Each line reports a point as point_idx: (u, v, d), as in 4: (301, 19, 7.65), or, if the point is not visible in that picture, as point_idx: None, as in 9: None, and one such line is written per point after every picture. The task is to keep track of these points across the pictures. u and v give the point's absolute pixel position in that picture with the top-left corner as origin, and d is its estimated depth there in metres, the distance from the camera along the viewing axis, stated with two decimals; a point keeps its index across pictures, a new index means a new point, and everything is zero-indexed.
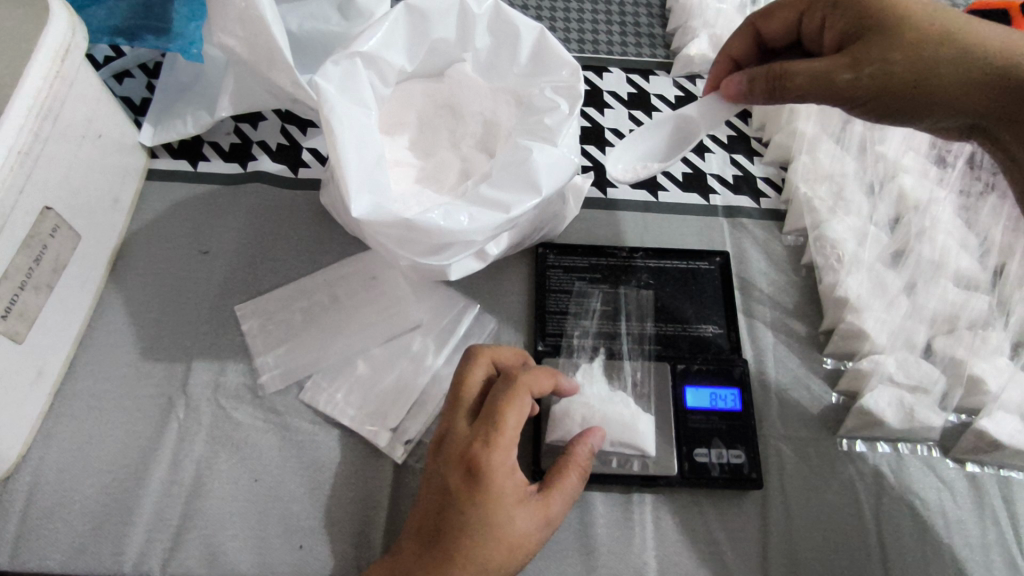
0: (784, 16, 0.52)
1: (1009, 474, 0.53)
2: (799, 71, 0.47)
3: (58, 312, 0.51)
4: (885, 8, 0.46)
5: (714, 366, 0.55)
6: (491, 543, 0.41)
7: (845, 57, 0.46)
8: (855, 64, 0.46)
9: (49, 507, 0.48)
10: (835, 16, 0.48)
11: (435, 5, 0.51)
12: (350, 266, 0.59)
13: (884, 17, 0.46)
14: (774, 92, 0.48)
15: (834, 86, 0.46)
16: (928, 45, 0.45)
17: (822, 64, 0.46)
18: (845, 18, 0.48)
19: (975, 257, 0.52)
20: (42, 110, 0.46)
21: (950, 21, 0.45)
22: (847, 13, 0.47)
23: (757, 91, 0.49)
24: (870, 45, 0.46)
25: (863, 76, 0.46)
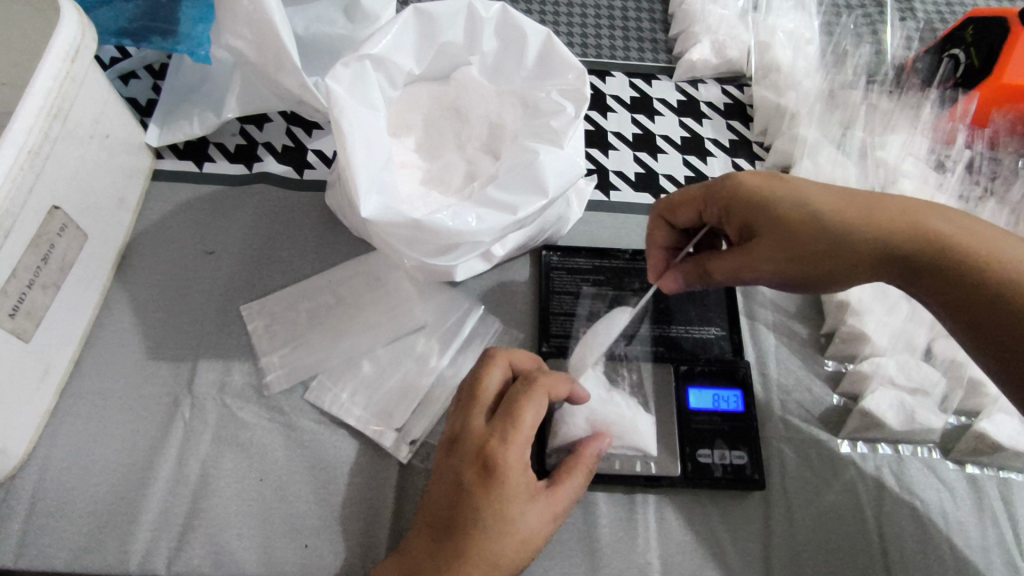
0: (685, 207, 0.50)
1: (1008, 475, 0.53)
2: (722, 273, 0.48)
3: (65, 311, 0.51)
4: (776, 213, 0.45)
5: (717, 368, 0.55)
6: (502, 538, 0.42)
7: (756, 266, 0.46)
8: (773, 272, 0.46)
9: (54, 506, 0.48)
10: (734, 217, 0.47)
11: (444, 8, 0.51)
12: (355, 267, 0.59)
13: (778, 221, 0.45)
14: (705, 281, 0.50)
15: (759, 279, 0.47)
16: (826, 250, 0.44)
17: (737, 267, 0.47)
18: (745, 219, 0.47)
19: None
20: (53, 110, 0.46)
21: (841, 208, 0.43)
22: (745, 214, 0.46)
23: (695, 282, 0.50)
24: (775, 254, 0.45)
25: (782, 274, 0.46)
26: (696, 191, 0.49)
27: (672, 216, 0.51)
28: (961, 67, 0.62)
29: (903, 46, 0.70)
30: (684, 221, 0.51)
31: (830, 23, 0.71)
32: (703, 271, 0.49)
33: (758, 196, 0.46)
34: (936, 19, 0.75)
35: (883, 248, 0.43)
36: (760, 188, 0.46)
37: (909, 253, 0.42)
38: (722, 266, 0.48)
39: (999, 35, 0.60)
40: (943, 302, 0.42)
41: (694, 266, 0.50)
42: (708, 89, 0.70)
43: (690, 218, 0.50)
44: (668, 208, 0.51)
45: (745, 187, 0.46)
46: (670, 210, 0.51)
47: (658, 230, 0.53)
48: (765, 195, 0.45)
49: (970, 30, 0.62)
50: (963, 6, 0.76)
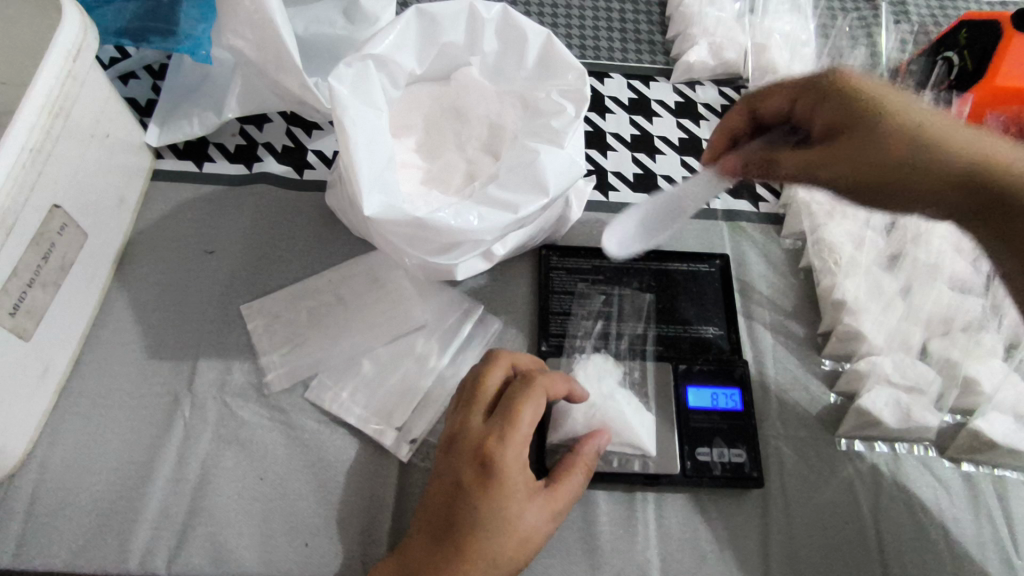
0: (779, 92, 0.50)
1: (1003, 473, 0.54)
2: (785, 163, 0.48)
3: (65, 310, 0.51)
4: (857, 111, 0.45)
5: (715, 367, 0.56)
6: (501, 536, 0.42)
7: (822, 162, 0.46)
8: (834, 172, 0.45)
9: (54, 504, 0.48)
10: (818, 112, 0.47)
11: (445, 9, 0.52)
12: (356, 267, 0.59)
13: (857, 121, 0.44)
14: (765, 172, 0.49)
15: (818, 180, 0.46)
16: (892, 151, 0.42)
17: (802, 159, 0.47)
18: (827, 113, 0.46)
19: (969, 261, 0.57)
20: (55, 109, 0.46)
21: (928, 119, 0.43)
22: (829, 109, 0.46)
23: (756, 172, 0.50)
24: (843, 148, 0.45)
25: (841, 176, 0.45)
26: (798, 82, 0.49)
27: (757, 104, 0.51)
28: (954, 70, 0.63)
29: (898, 48, 0.70)
30: (770, 111, 0.51)
31: (826, 25, 0.74)
32: (769, 161, 0.49)
33: (849, 90, 0.46)
34: (929, 22, 0.76)
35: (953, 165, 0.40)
36: (866, 87, 0.45)
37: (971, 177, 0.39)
38: (787, 156, 0.48)
39: (991, 39, 0.61)
40: (1003, 242, 0.38)
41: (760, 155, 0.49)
42: (705, 91, 0.71)
43: (779, 108, 0.50)
44: (760, 92, 0.51)
45: (843, 82, 0.46)
46: (759, 98, 0.51)
47: (740, 114, 0.53)
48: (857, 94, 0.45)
49: (963, 34, 0.63)
50: (957, 9, 0.77)
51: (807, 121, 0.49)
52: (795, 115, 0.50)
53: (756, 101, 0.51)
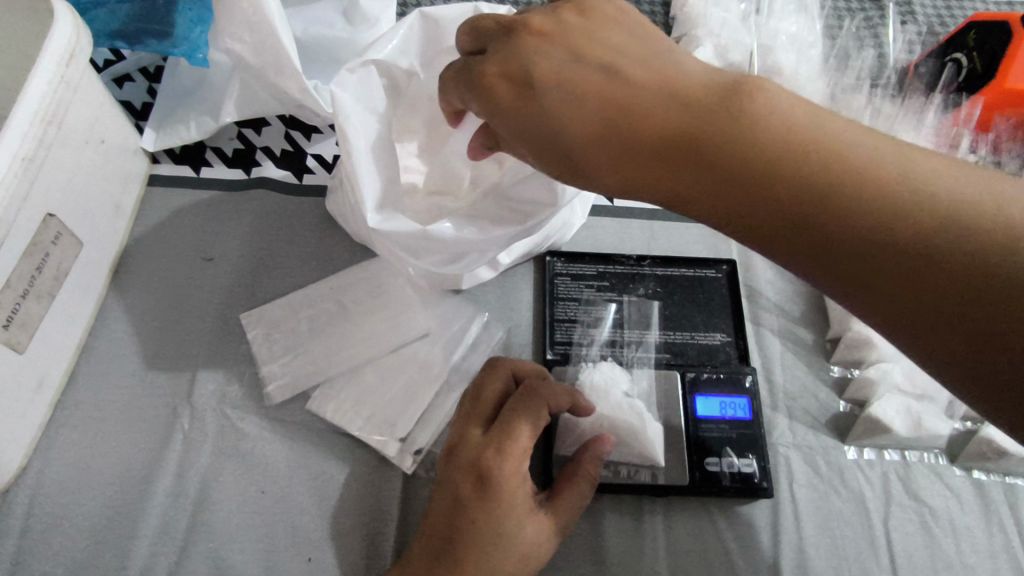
0: (558, 100, 0.36)
1: (1014, 481, 0.53)
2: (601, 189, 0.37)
3: (60, 320, 0.50)
4: (673, 134, 0.34)
5: (724, 374, 0.55)
6: (502, 551, 0.41)
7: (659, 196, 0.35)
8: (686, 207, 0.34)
9: (50, 520, 0.47)
10: (659, 119, 0.34)
11: (449, 12, 0.50)
12: (357, 274, 0.58)
13: (695, 161, 0.33)
14: (579, 180, 0.37)
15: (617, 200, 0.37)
16: (744, 184, 0.32)
17: (622, 180, 0.36)
18: (598, 121, 0.35)
19: None
20: (48, 116, 0.45)
21: (863, 143, 0.31)
22: (615, 122, 0.35)
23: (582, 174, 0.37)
24: (648, 170, 0.35)
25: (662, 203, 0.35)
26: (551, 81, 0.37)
27: (527, 112, 0.37)
28: (963, 71, 0.62)
29: (905, 50, 0.71)
30: (520, 130, 0.38)
31: (832, 26, 0.74)
32: (579, 166, 0.36)
33: (635, 112, 0.35)
34: (936, 22, 0.75)
35: (784, 206, 0.31)
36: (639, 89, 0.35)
37: (811, 219, 0.30)
38: (572, 174, 0.37)
39: (999, 42, 0.59)
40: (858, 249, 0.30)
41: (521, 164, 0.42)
42: None
43: (537, 101, 0.37)
44: (521, 93, 0.37)
45: (657, 87, 0.35)
46: (486, 79, 0.39)
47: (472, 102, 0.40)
48: (655, 117, 0.34)
49: (972, 34, 0.62)
50: (963, 9, 0.76)
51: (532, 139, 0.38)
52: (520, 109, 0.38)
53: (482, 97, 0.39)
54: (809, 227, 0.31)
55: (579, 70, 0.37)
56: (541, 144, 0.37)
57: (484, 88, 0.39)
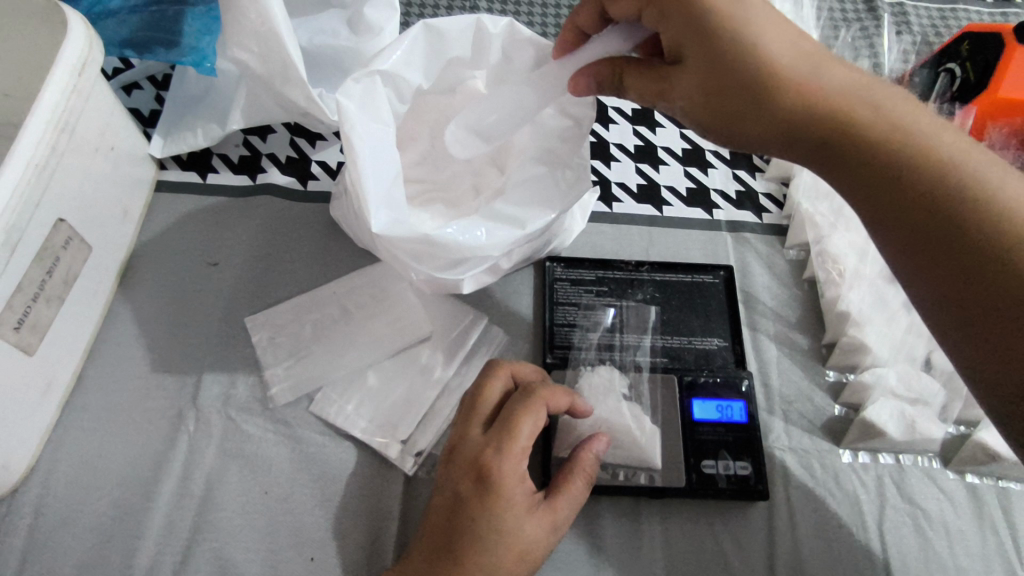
0: (764, 29, 0.41)
1: (1007, 485, 0.54)
2: (755, 119, 0.42)
3: (68, 324, 0.51)
4: (838, 96, 0.41)
5: (721, 379, 0.56)
6: (502, 549, 0.42)
7: (801, 138, 0.41)
8: (820, 151, 0.42)
9: (58, 519, 0.48)
10: (833, 81, 0.41)
11: (455, 26, 0.52)
12: (360, 278, 0.59)
13: (848, 122, 0.40)
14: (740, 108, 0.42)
15: (753, 138, 0.43)
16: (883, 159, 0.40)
17: (788, 114, 0.41)
18: (790, 59, 0.41)
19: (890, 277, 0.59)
20: (59, 124, 0.46)
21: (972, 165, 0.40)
22: (803, 67, 0.41)
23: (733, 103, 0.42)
24: (814, 117, 0.41)
25: (796, 149, 0.42)
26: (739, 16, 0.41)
27: (716, 32, 0.41)
28: (956, 81, 0.63)
29: (900, 59, 0.72)
30: (694, 49, 0.42)
31: (829, 36, 0.75)
32: (754, 94, 0.41)
33: (822, 71, 0.41)
34: (931, 33, 0.76)
35: (903, 177, 0.40)
36: (819, 58, 0.42)
37: (918, 188, 0.39)
38: (735, 99, 0.42)
39: (992, 51, 0.61)
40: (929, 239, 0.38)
41: (649, 99, 0.46)
42: None
43: (737, 26, 0.41)
44: (727, 8, 0.41)
45: (842, 66, 0.42)
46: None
47: (651, 16, 0.43)
48: (833, 76, 0.41)
49: (965, 45, 0.64)
50: (958, 19, 0.77)
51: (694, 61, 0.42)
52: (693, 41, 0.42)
53: (654, 22, 0.43)
54: (909, 198, 0.39)
55: (784, 21, 0.41)
56: (715, 67, 0.41)
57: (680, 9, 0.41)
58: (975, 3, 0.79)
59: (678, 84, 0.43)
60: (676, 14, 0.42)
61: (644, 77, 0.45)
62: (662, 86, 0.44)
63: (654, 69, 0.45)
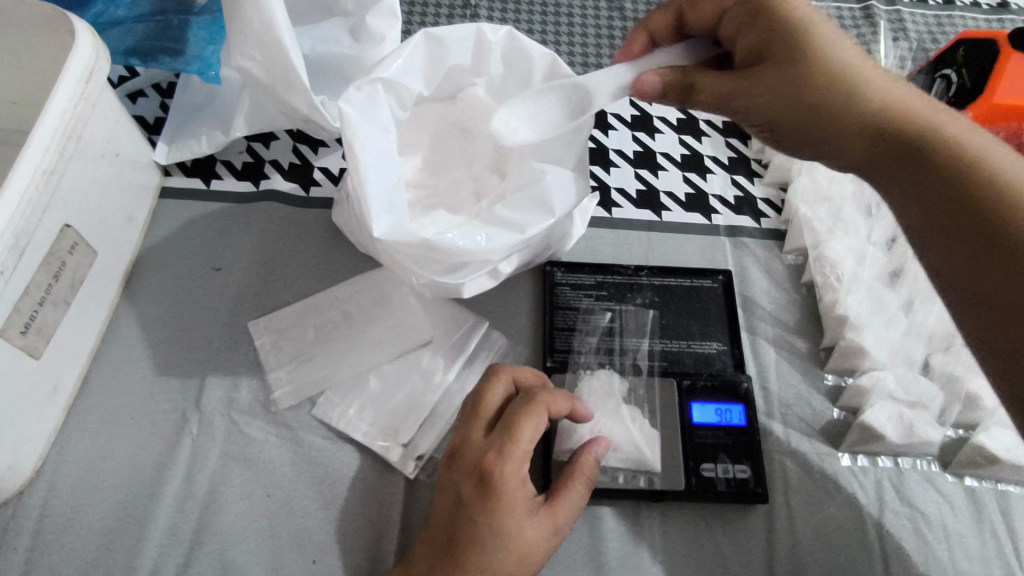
0: (838, 39, 0.45)
1: (1006, 488, 0.54)
2: (829, 118, 0.44)
3: (74, 328, 0.51)
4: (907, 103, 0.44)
5: (719, 382, 0.56)
6: (502, 551, 0.42)
7: (872, 134, 0.44)
8: (890, 149, 0.44)
9: (62, 522, 0.49)
10: (900, 91, 0.45)
11: (453, 33, 0.52)
12: (362, 283, 0.59)
13: (914, 130, 0.44)
14: (818, 107, 0.44)
15: (827, 133, 0.45)
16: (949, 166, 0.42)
17: (860, 113, 0.44)
18: (862, 68, 0.45)
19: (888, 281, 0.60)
20: (68, 130, 0.47)
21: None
22: (873, 76, 0.45)
23: (808, 104, 0.44)
24: (883, 123, 0.44)
25: (866, 145, 0.45)
26: (818, 25, 0.45)
27: (798, 34, 0.44)
28: (952, 87, 0.64)
29: (897, 65, 0.72)
30: (778, 48, 0.44)
31: None
32: (830, 95, 0.44)
33: (889, 88, 0.45)
34: (927, 39, 0.77)
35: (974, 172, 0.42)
36: (885, 79, 0.46)
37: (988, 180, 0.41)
38: (816, 95, 0.44)
39: (989, 59, 0.62)
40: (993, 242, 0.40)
41: (720, 98, 0.46)
42: None
43: (819, 34, 0.44)
44: (806, 17, 0.45)
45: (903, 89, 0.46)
46: (777, 2, 0.45)
47: (734, 22, 0.46)
48: (898, 87, 0.45)
49: (961, 52, 0.65)
50: (954, 26, 0.78)
51: (775, 59, 0.44)
52: (774, 44, 0.45)
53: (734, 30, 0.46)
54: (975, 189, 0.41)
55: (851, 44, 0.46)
56: (797, 67, 0.44)
57: (766, 14, 0.45)
58: (971, 10, 0.79)
59: (760, 80, 0.45)
60: (761, 18, 0.45)
61: (720, 77, 0.46)
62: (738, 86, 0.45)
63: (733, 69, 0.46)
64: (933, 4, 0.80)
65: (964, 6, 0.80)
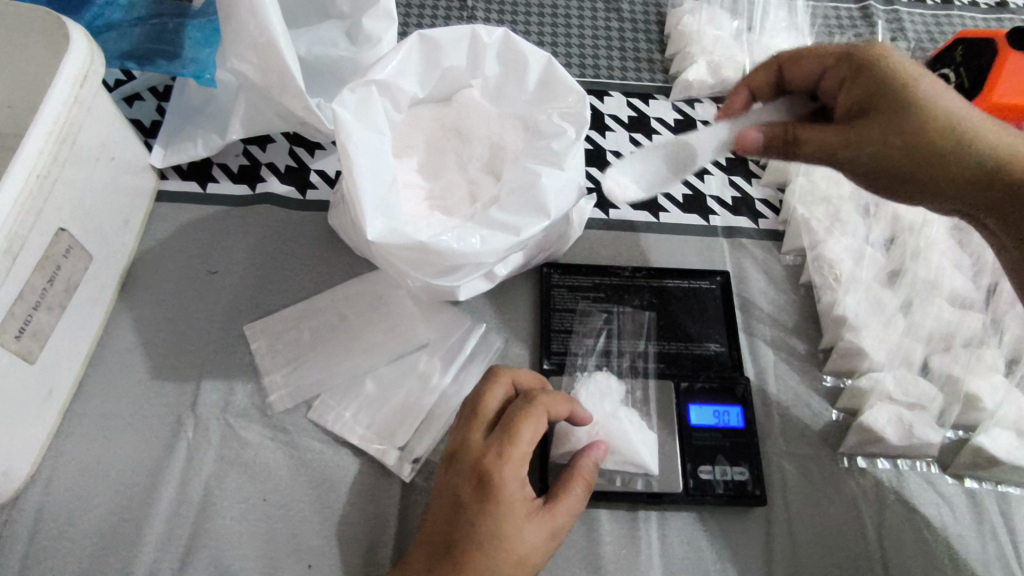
0: (941, 89, 0.45)
1: (1006, 489, 0.54)
2: (937, 163, 0.44)
3: (69, 332, 0.51)
4: (1021, 148, 0.43)
5: (717, 384, 0.56)
6: (500, 555, 0.42)
7: (987, 180, 0.43)
8: (1005, 194, 0.43)
9: (58, 526, 0.48)
10: (1010, 136, 0.44)
11: (449, 36, 0.53)
12: (358, 286, 0.59)
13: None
14: (925, 156, 0.44)
15: (939, 177, 0.44)
16: None
17: (972, 158, 0.43)
18: (969, 116, 0.45)
19: (887, 282, 0.59)
20: (61, 133, 0.47)
21: None
22: (982, 124, 0.44)
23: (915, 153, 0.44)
24: (990, 169, 0.43)
25: (977, 190, 0.44)
26: (919, 77, 0.45)
27: (901, 85, 0.45)
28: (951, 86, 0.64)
29: None
30: (882, 100, 0.45)
31: (824, 42, 0.75)
32: (936, 143, 0.44)
33: (1001, 134, 0.44)
34: (925, 38, 0.77)
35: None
36: (994, 126, 0.45)
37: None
38: (929, 141, 0.44)
39: (986, 58, 0.62)
40: None
41: (827, 149, 0.45)
42: (704, 108, 0.71)
43: (922, 86, 0.45)
44: (909, 71, 0.46)
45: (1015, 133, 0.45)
46: (879, 59, 0.47)
47: (836, 75, 0.48)
48: (1009, 134, 0.44)
49: (959, 51, 0.65)
50: (952, 25, 0.78)
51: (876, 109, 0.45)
52: (875, 95, 0.45)
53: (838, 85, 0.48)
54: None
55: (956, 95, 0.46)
56: (903, 116, 0.44)
57: (864, 70, 0.47)
58: (970, 9, 0.79)
59: (868, 128, 0.45)
60: (863, 73, 0.46)
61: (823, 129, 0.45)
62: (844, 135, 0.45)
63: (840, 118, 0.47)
64: (932, 4, 0.79)
65: (963, 5, 0.80)
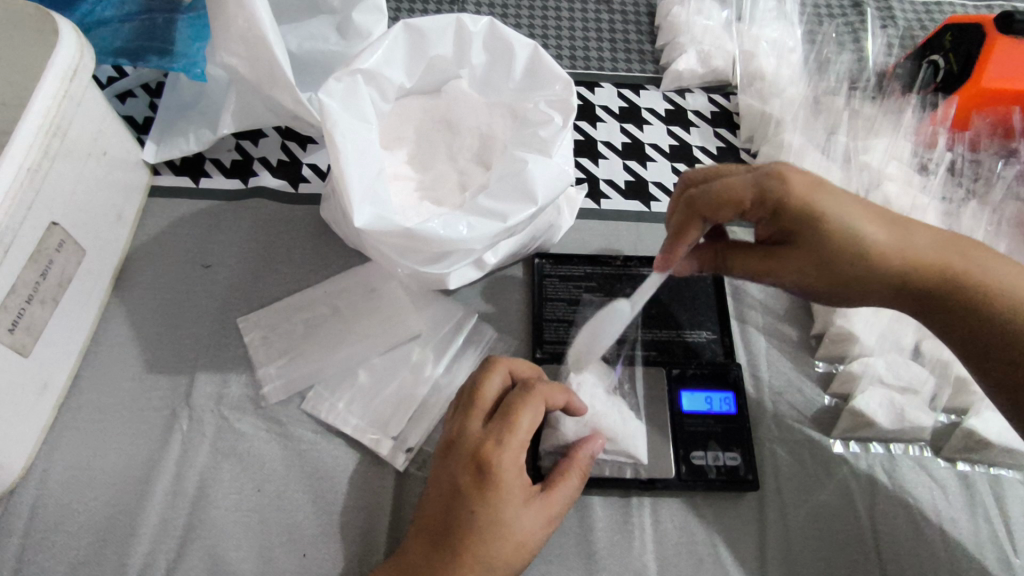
0: (853, 210, 0.45)
1: (998, 472, 0.54)
2: (856, 286, 0.46)
3: (63, 326, 0.52)
4: (930, 255, 0.45)
5: (709, 371, 0.56)
6: (498, 541, 0.42)
7: (903, 289, 0.45)
8: (918, 299, 0.46)
9: (53, 519, 0.49)
10: (922, 243, 0.45)
11: (433, 24, 0.54)
12: (350, 278, 0.60)
13: (941, 283, 0.45)
14: (842, 283, 0.46)
15: (860, 293, 0.47)
16: (970, 319, 0.44)
17: (887, 274, 0.45)
18: (883, 235, 0.45)
19: None
20: (52, 128, 0.47)
21: None
22: (893, 236, 0.45)
23: (829, 282, 0.47)
24: (906, 284, 0.45)
25: (896, 297, 0.46)
26: (829, 209, 0.44)
27: (814, 222, 0.44)
28: (940, 72, 0.64)
29: (885, 52, 0.72)
30: (798, 236, 0.45)
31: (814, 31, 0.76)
32: (852, 273, 0.45)
33: (914, 243, 0.45)
34: (916, 27, 0.77)
35: (987, 312, 0.44)
36: (907, 228, 0.45)
37: (1005, 320, 0.43)
38: (844, 269, 0.45)
39: (975, 42, 0.62)
40: (996, 382, 0.45)
41: (754, 274, 0.49)
42: (695, 98, 0.72)
43: (836, 219, 0.44)
44: (822, 204, 0.44)
45: (928, 232, 0.45)
46: (791, 193, 0.44)
47: (755, 214, 0.46)
48: (922, 238, 0.45)
49: (948, 37, 0.64)
50: (943, 12, 0.78)
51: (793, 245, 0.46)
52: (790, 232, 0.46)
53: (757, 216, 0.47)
54: (993, 325, 0.44)
55: (868, 207, 0.45)
56: (821, 254, 0.45)
57: (778, 208, 0.45)
58: None
59: (789, 261, 0.47)
60: (778, 211, 0.45)
61: (748, 259, 0.49)
62: (767, 268, 0.48)
63: (757, 249, 0.49)
64: None
65: None
